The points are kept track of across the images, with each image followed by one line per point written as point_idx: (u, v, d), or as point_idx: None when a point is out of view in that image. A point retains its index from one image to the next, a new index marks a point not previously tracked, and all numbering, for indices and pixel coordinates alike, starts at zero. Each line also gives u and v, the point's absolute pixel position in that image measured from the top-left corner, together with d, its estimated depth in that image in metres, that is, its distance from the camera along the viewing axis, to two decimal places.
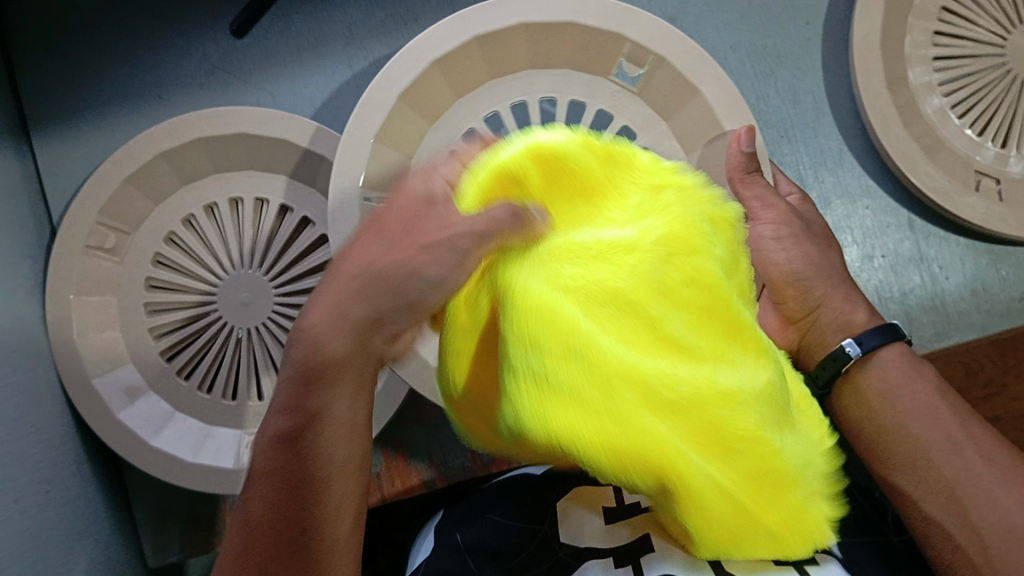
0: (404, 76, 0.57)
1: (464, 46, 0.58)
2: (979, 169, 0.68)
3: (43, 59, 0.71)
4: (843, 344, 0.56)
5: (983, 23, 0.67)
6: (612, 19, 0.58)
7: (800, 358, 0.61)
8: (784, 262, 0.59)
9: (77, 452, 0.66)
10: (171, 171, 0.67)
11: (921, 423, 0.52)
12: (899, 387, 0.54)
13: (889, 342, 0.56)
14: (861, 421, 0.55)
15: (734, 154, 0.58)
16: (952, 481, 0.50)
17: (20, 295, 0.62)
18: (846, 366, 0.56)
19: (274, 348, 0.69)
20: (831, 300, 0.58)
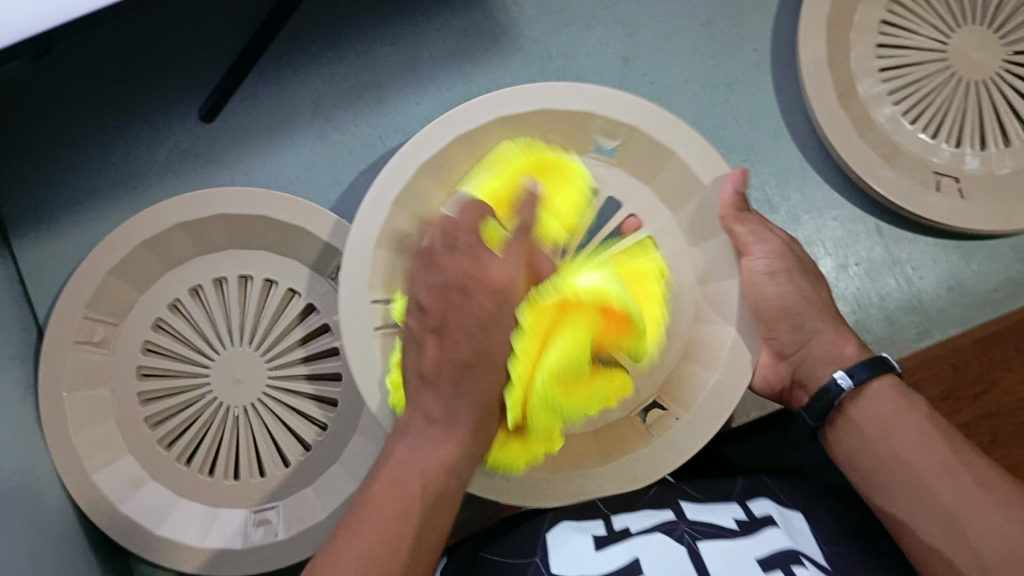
0: (399, 178, 0.58)
1: (447, 147, 0.58)
2: (937, 169, 0.70)
3: (17, 165, 0.73)
4: (834, 376, 0.54)
5: (922, 30, 0.70)
6: (584, 99, 0.59)
7: (794, 393, 0.59)
8: (774, 295, 0.58)
9: (83, 548, 0.66)
10: (152, 259, 0.68)
11: (918, 449, 0.50)
12: (892, 417, 0.52)
13: (880, 373, 0.54)
14: (855, 450, 0.53)
15: (727, 195, 0.58)
16: (952, 507, 0.48)
17: (10, 396, 0.63)
18: (839, 398, 0.54)
19: (271, 421, 0.69)
20: (823, 334, 0.57)
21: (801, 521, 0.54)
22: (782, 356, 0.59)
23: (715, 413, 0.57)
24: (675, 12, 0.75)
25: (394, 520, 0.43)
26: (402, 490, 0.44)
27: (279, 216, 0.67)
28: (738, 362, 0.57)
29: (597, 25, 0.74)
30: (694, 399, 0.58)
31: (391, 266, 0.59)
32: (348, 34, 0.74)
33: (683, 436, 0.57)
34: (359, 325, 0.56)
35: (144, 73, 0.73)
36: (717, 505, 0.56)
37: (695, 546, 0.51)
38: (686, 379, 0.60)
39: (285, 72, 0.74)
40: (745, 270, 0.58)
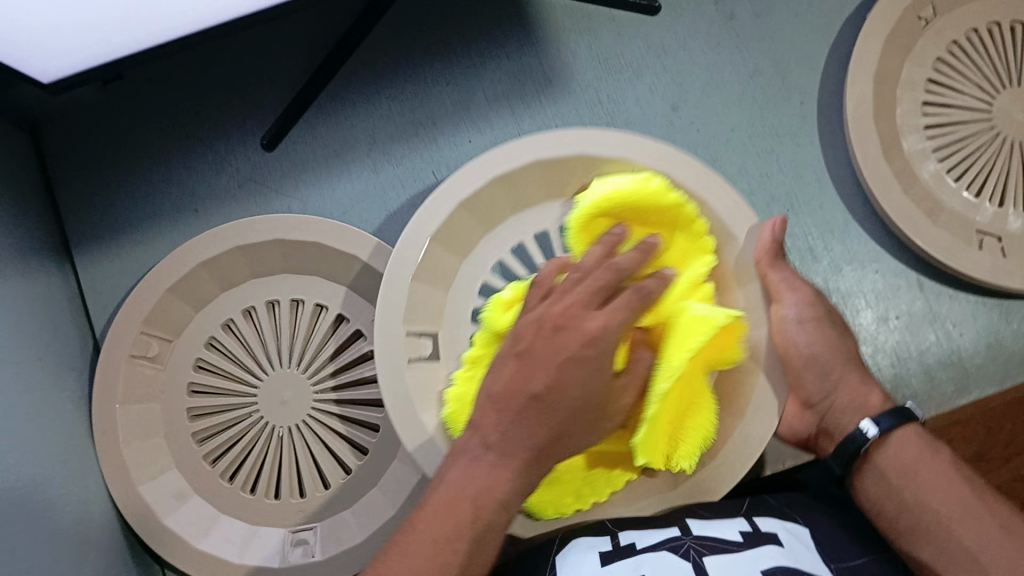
0: (433, 221, 0.60)
1: (485, 187, 0.61)
2: (979, 227, 0.71)
3: (83, 185, 0.76)
4: (860, 427, 0.56)
5: (967, 89, 0.72)
6: (616, 146, 0.61)
7: (819, 442, 0.61)
8: (806, 344, 0.59)
9: (125, 558, 0.67)
10: (209, 279, 0.71)
11: (942, 496, 0.52)
12: (915, 463, 0.54)
13: (904, 423, 0.55)
14: (880, 499, 0.55)
15: (764, 240, 0.60)
16: (975, 549, 0.50)
17: (66, 405, 0.65)
18: (865, 447, 0.55)
19: (315, 442, 0.70)
20: (847, 381, 0.59)
21: (808, 539, 0.54)
22: (807, 406, 0.61)
23: (741, 458, 0.58)
24: (724, 63, 0.77)
25: (444, 542, 0.44)
26: (454, 509, 0.45)
27: (334, 244, 0.69)
28: (765, 412, 0.58)
29: (646, 72, 0.77)
30: (718, 441, 0.60)
31: (422, 299, 0.61)
32: (407, 73, 0.76)
33: (704, 479, 0.59)
34: (396, 359, 0.58)
35: (210, 101, 0.76)
36: (723, 520, 0.56)
37: (700, 563, 0.51)
38: (710, 420, 0.62)
39: (347, 106, 0.76)
40: (776, 319, 0.59)
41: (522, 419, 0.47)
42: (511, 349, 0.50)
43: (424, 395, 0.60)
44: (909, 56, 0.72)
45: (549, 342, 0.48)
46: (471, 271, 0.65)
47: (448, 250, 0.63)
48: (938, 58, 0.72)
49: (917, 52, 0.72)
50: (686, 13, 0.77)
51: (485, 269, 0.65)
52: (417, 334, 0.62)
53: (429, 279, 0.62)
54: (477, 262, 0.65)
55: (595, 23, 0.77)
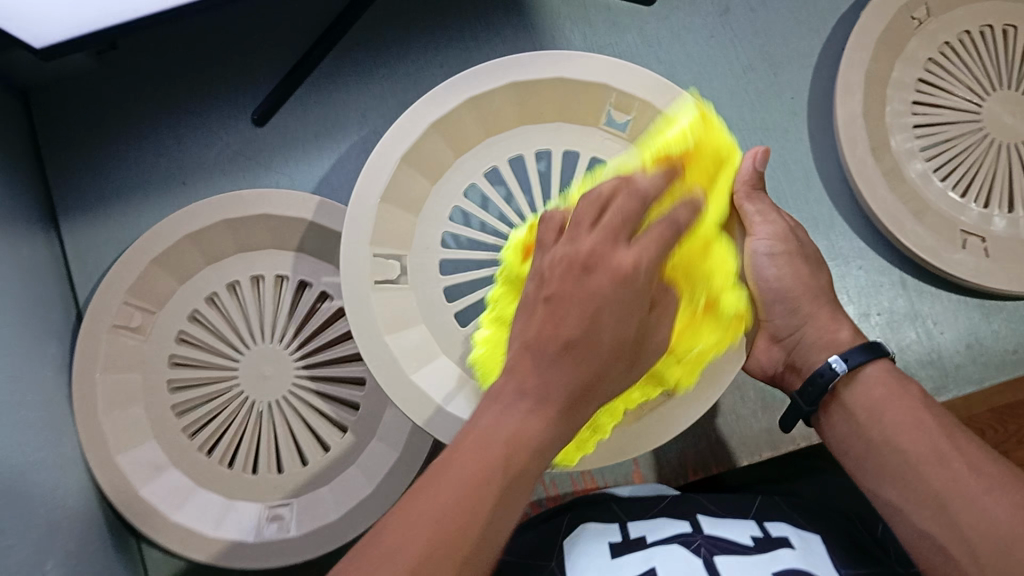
0: (403, 140, 0.59)
1: (452, 111, 0.60)
2: (964, 228, 0.71)
3: (72, 153, 0.76)
4: (827, 361, 0.55)
5: (958, 91, 0.72)
6: (590, 72, 0.60)
7: (786, 377, 0.60)
8: (774, 279, 0.59)
9: (100, 527, 0.67)
10: (195, 251, 0.70)
11: (908, 433, 0.50)
12: (882, 401, 0.52)
13: (874, 359, 0.54)
14: (848, 438, 0.54)
15: (744, 170, 0.59)
16: (941, 488, 0.47)
17: (46, 371, 0.65)
18: (832, 383, 0.54)
19: (294, 418, 0.70)
20: (816, 319, 0.57)
21: (819, 544, 0.55)
22: (775, 340, 0.60)
23: (711, 387, 0.58)
24: (716, 56, 0.77)
25: (476, 484, 0.37)
26: (483, 448, 0.38)
27: (324, 222, 0.69)
28: (731, 340, 0.58)
29: (640, 62, 0.77)
30: (690, 375, 0.59)
31: (391, 218, 0.61)
32: (400, 55, 0.77)
33: (675, 411, 0.58)
34: (360, 279, 0.58)
35: (202, 75, 0.76)
36: (734, 521, 0.58)
37: (710, 559, 0.52)
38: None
39: (339, 84, 0.76)
40: (747, 252, 0.59)
41: (528, 341, 0.41)
42: (539, 293, 0.43)
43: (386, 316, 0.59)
44: (900, 57, 0.72)
45: (577, 288, 0.42)
46: (443, 196, 0.64)
47: (419, 173, 0.62)
48: (930, 59, 0.73)
49: (908, 53, 0.72)
50: (681, 6, 0.77)
51: (459, 195, 0.65)
52: (385, 256, 0.60)
53: (397, 200, 0.61)
54: (449, 184, 0.65)
55: (590, 12, 0.77)
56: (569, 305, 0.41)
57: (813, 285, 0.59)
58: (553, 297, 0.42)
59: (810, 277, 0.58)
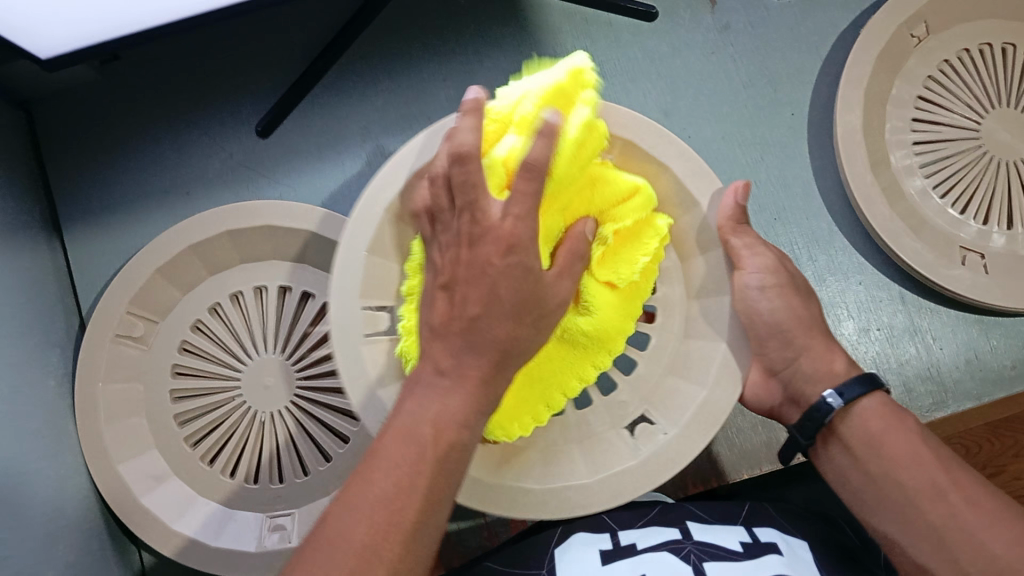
0: (393, 185, 0.56)
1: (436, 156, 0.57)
2: (963, 244, 0.72)
3: (76, 163, 0.76)
4: (824, 395, 0.55)
5: (957, 108, 0.73)
6: None
7: (783, 412, 0.60)
8: (768, 313, 0.58)
9: (101, 536, 0.67)
10: (197, 262, 0.71)
11: (906, 469, 0.52)
12: (881, 435, 0.53)
13: (871, 392, 0.55)
14: (847, 470, 0.55)
15: (726, 207, 0.58)
16: (937, 523, 0.50)
17: (47, 380, 0.65)
18: (830, 417, 0.55)
19: (296, 429, 0.71)
20: (810, 350, 0.58)
21: (806, 551, 0.56)
22: (770, 373, 0.59)
23: (706, 427, 0.56)
24: (717, 71, 0.77)
25: (402, 485, 0.40)
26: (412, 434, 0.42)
27: (325, 234, 0.70)
28: (729, 379, 0.56)
29: (641, 77, 0.77)
30: (682, 413, 0.57)
31: (381, 269, 0.58)
32: (403, 68, 0.77)
33: (671, 451, 0.56)
34: (351, 336, 0.55)
35: (205, 87, 0.77)
36: (723, 528, 0.58)
37: (700, 567, 0.53)
38: (672, 395, 0.59)
39: (341, 96, 0.77)
40: (737, 287, 0.58)
41: (466, 361, 0.43)
42: (437, 282, 0.46)
43: (385, 369, 0.56)
44: (899, 74, 0.73)
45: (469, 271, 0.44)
46: None
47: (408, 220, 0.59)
48: (929, 76, 0.73)
49: (908, 70, 0.73)
50: (682, 21, 0.78)
51: None
52: (374, 308, 0.57)
53: (386, 251, 0.58)
54: None
55: (592, 27, 0.78)
56: (500, 329, 0.43)
57: (805, 317, 0.59)
58: (479, 317, 0.43)
59: (800, 307, 0.58)
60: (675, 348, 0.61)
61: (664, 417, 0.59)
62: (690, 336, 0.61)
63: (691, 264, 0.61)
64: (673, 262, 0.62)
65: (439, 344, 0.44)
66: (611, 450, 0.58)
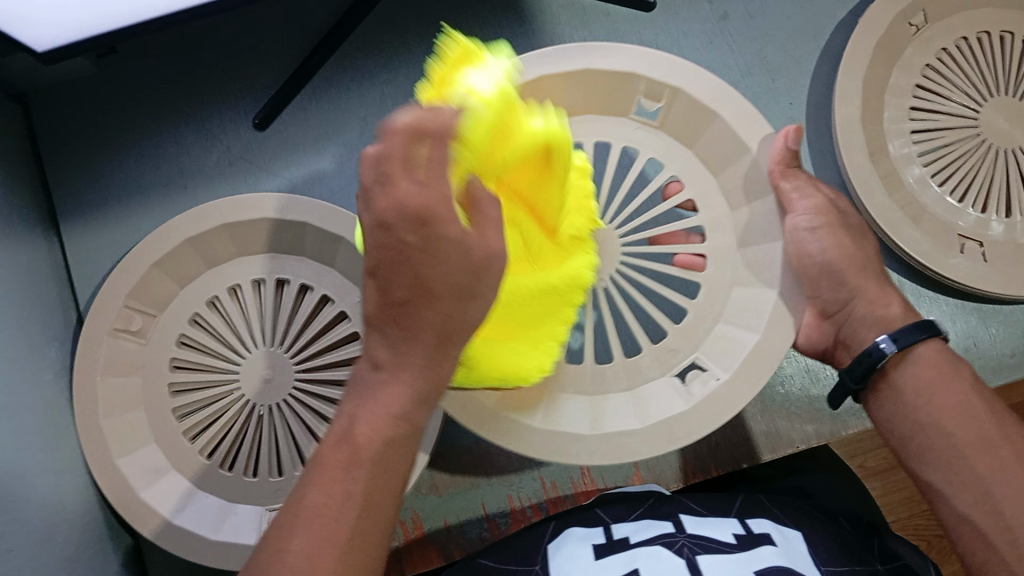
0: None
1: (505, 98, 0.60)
2: (961, 232, 0.72)
3: (72, 156, 0.76)
4: (877, 341, 0.55)
5: (955, 97, 0.72)
6: (630, 60, 0.61)
7: (837, 354, 0.60)
8: (819, 253, 0.58)
9: (99, 531, 0.67)
10: (195, 254, 0.71)
11: (958, 419, 0.52)
12: (932, 384, 0.54)
13: (928, 338, 0.55)
14: (894, 420, 0.55)
15: (779, 149, 0.60)
16: (986, 474, 0.50)
17: (45, 374, 0.65)
18: (882, 362, 0.55)
19: (294, 422, 0.70)
20: (863, 292, 0.58)
21: (800, 542, 0.56)
22: (825, 315, 0.59)
23: (762, 371, 0.57)
24: (714, 61, 0.77)
25: (339, 477, 0.41)
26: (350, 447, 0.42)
27: (324, 225, 0.70)
28: (782, 322, 0.58)
29: None
30: (732, 359, 0.60)
31: None
32: (400, 60, 0.77)
33: (720, 397, 0.57)
34: None
35: (202, 80, 0.77)
36: (716, 520, 0.58)
37: (692, 559, 0.53)
38: (728, 341, 0.62)
39: (338, 88, 0.77)
40: (789, 230, 0.59)
41: (400, 350, 0.41)
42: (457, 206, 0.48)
43: None
44: (897, 63, 0.73)
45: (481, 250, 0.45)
46: None
47: None
48: (927, 65, 0.73)
49: (906, 59, 0.73)
50: (679, 12, 0.78)
51: None
52: None
53: None
54: None
55: (589, 18, 0.78)
56: (430, 312, 0.40)
57: (856, 257, 0.59)
58: (408, 302, 0.40)
59: (851, 247, 0.58)
60: (726, 293, 0.64)
61: (715, 361, 0.62)
62: (740, 283, 0.63)
63: (738, 213, 0.64)
64: (722, 211, 0.65)
65: (377, 336, 0.42)
66: (660, 397, 0.61)
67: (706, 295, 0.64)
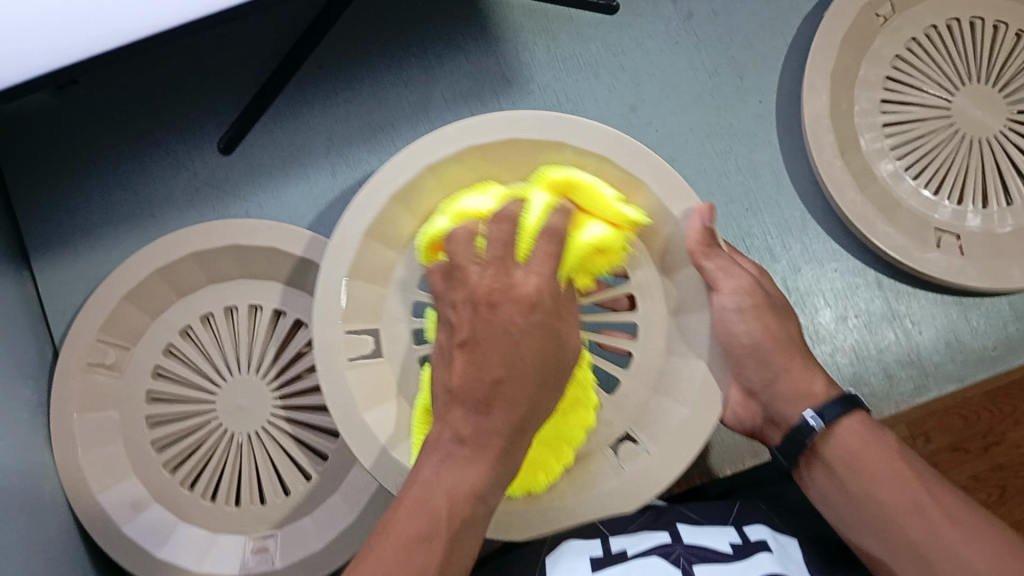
0: (362, 215, 0.56)
1: (415, 177, 0.57)
2: (938, 225, 0.71)
3: (37, 188, 0.75)
4: (805, 416, 0.56)
5: (927, 88, 0.71)
6: (549, 128, 0.57)
7: (764, 432, 0.61)
8: (745, 335, 0.58)
9: (85, 567, 0.67)
10: (166, 284, 0.70)
11: (889, 487, 0.52)
12: (863, 454, 0.53)
13: (850, 412, 0.55)
14: (832, 492, 0.55)
15: (693, 231, 0.56)
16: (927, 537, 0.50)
17: (23, 414, 0.64)
18: (810, 439, 0.55)
19: (273, 447, 0.70)
20: (788, 374, 0.58)
21: (796, 549, 0.55)
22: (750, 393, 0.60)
23: (687, 447, 0.55)
24: (682, 62, 0.76)
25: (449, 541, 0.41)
26: (425, 506, 0.41)
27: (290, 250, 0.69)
28: (712, 399, 0.55)
29: (605, 72, 0.76)
30: (664, 432, 0.57)
31: (359, 296, 0.58)
32: (362, 78, 0.76)
33: (654, 469, 0.55)
34: (332, 362, 0.55)
35: (163, 105, 0.76)
36: (713, 529, 0.57)
37: (689, 571, 0.52)
38: (654, 412, 0.59)
39: (301, 106, 0.76)
40: (715, 309, 0.59)
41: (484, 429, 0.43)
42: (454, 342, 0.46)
43: (365, 391, 0.57)
44: (865, 56, 0.72)
45: (490, 327, 0.45)
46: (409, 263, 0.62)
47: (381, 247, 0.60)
48: (897, 56, 0.72)
49: (874, 52, 0.72)
50: (643, 13, 0.77)
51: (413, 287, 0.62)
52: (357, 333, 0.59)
53: (363, 275, 0.58)
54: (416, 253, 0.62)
55: (552, 22, 0.76)
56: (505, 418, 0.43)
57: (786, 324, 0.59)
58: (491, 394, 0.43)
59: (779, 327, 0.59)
60: (659, 367, 0.61)
61: (646, 435, 0.59)
62: (671, 354, 0.60)
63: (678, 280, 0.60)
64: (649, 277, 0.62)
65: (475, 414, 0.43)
66: (590, 469, 0.58)
67: (638, 364, 0.61)
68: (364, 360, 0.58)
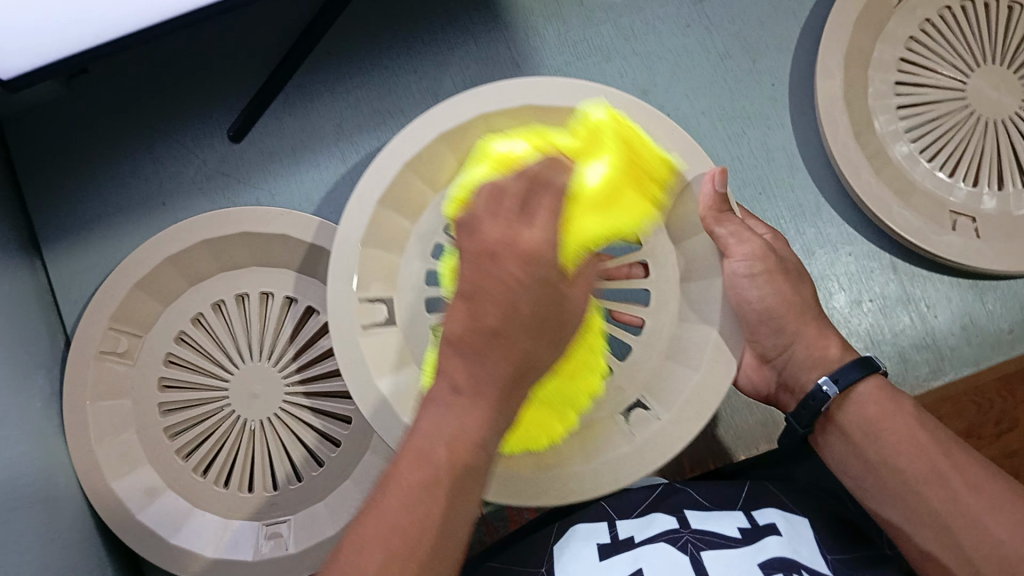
0: (381, 177, 0.57)
1: (430, 142, 0.57)
2: (953, 208, 0.70)
3: (48, 177, 0.75)
4: (819, 383, 0.55)
5: (941, 70, 0.71)
6: (565, 95, 0.58)
7: (780, 398, 0.60)
8: (756, 300, 0.57)
9: (99, 554, 0.67)
10: (177, 272, 0.70)
11: (907, 456, 0.52)
12: (879, 421, 0.53)
13: (867, 375, 0.54)
14: (848, 458, 0.54)
15: (706, 194, 0.57)
16: (946, 517, 0.50)
17: (37, 402, 0.64)
18: (826, 405, 0.55)
19: (285, 433, 0.70)
20: (803, 335, 0.57)
21: (806, 528, 0.55)
22: (765, 360, 0.59)
23: (699, 413, 0.55)
24: (693, 45, 0.76)
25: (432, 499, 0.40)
26: (424, 462, 0.40)
27: (302, 236, 0.69)
28: (725, 366, 0.56)
29: (616, 55, 0.76)
30: (675, 401, 0.57)
31: (373, 264, 0.58)
32: (372, 64, 0.76)
33: (664, 440, 0.55)
34: (347, 324, 0.55)
35: (173, 92, 0.76)
36: (721, 514, 0.56)
37: (697, 556, 0.51)
38: (667, 380, 0.59)
39: (311, 93, 0.75)
40: (726, 275, 0.57)
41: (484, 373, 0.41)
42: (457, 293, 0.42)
43: (377, 353, 0.56)
44: (880, 36, 0.71)
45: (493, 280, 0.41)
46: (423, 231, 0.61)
47: (397, 213, 0.59)
48: (911, 37, 0.71)
49: (888, 32, 0.71)
50: None
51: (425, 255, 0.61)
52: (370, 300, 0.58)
53: (376, 241, 0.58)
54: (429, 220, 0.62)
55: (563, 6, 0.76)
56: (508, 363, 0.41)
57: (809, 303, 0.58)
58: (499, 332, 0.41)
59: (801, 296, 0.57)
60: (671, 333, 0.60)
61: (659, 402, 0.59)
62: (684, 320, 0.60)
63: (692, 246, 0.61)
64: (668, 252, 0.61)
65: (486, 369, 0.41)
66: (603, 435, 0.59)
67: (651, 332, 0.61)
68: (377, 328, 0.58)
